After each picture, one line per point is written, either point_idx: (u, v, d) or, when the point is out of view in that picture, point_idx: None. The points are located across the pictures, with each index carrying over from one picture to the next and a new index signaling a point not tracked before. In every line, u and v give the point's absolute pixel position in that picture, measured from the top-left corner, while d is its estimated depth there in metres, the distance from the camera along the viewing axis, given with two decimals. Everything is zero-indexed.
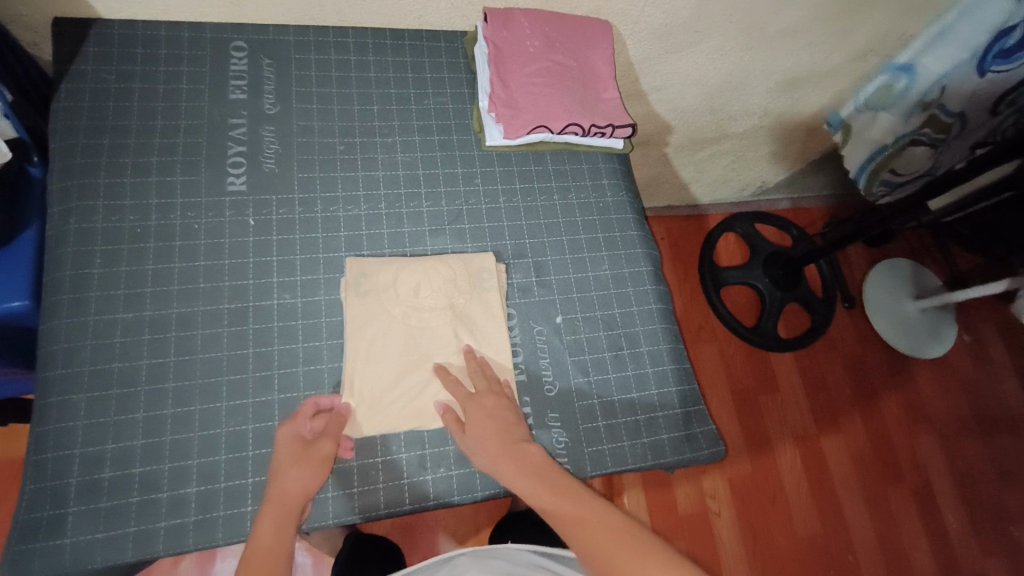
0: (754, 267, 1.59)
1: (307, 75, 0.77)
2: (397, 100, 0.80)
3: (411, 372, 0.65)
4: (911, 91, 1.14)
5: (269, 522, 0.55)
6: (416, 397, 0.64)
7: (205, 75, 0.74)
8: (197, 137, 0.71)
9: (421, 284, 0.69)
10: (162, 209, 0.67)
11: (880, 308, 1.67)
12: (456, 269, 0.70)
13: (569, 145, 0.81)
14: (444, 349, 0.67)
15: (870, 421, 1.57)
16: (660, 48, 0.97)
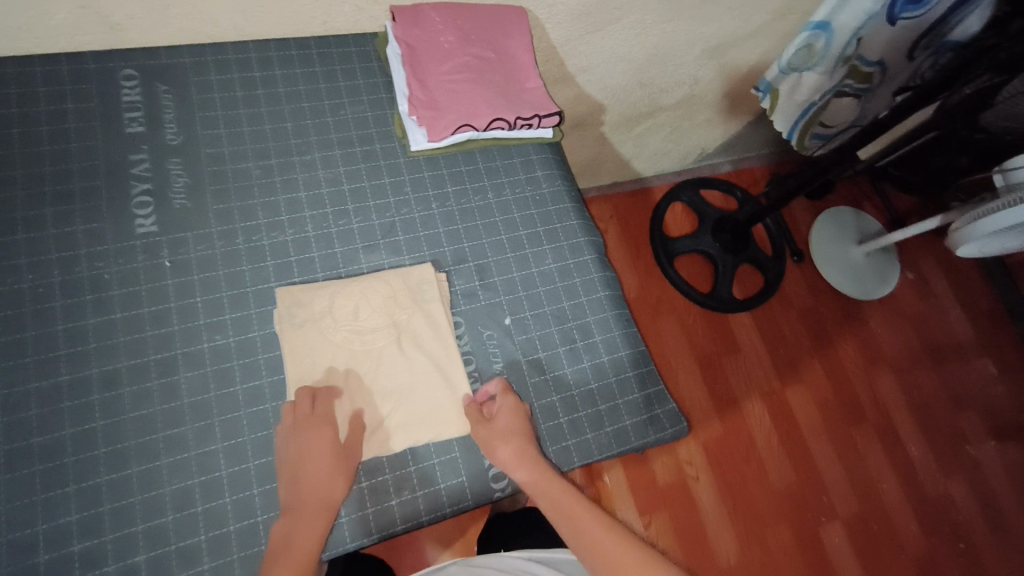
0: (702, 235, 1.62)
1: (211, 98, 0.73)
2: (312, 113, 0.76)
3: (362, 397, 0.63)
4: (831, 48, 1.14)
5: (304, 522, 0.55)
6: (370, 423, 0.63)
7: (95, 110, 0.69)
8: (95, 180, 0.66)
9: (359, 305, 0.66)
10: (65, 264, 0.62)
11: (827, 258, 1.73)
12: (394, 285, 0.68)
13: (497, 140, 0.79)
14: (392, 369, 0.65)
15: (828, 367, 1.64)
16: (581, 27, 0.95)
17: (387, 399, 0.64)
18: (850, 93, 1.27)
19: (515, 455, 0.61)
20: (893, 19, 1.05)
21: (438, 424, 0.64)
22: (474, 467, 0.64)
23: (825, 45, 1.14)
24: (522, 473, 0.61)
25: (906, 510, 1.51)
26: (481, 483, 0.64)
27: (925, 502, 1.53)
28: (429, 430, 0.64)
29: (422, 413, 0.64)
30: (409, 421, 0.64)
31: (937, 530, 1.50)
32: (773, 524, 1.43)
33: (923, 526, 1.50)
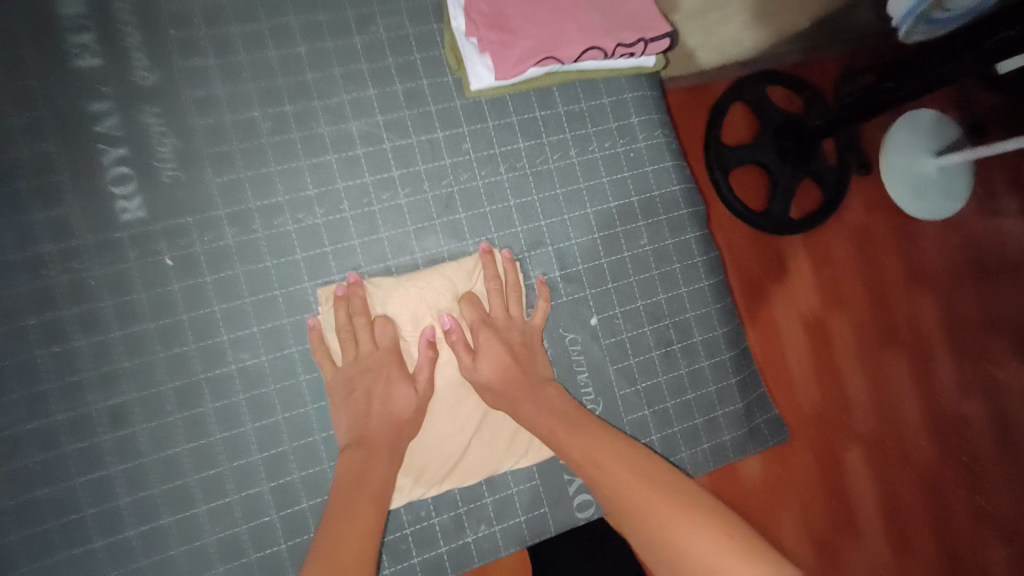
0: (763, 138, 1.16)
1: (187, 9, 0.51)
2: (332, 30, 0.54)
3: (432, 421, 0.54)
4: None
5: (383, 457, 0.49)
6: (444, 452, 0.53)
7: (25, 33, 0.48)
8: (46, 142, 0.48)
9: (419, 312, 0.54)
10: (32, 266, 0.47)
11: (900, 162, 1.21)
12: (456, 283, 0.55)
13: (583, 72, 0.58)
14: (449, 386, 0.54)
15: (887, 283, 1.22)
16: None
17: (456, 425, 0.54)
18: None
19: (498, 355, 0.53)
20: None
21: (517, 450, 0.55)
22: (558, 495, 0.57)
23: None
24: (486, 372, 0.53)
25: (966, 457, 1.16)
26: (565, 511, 0.57)
27: (984, 445, 1.16)
28: (506, 458, 0.55)
29: (498, 437, 0.55)
30: (486, 450, 0.54)
31: (1005, 481, 1.15)
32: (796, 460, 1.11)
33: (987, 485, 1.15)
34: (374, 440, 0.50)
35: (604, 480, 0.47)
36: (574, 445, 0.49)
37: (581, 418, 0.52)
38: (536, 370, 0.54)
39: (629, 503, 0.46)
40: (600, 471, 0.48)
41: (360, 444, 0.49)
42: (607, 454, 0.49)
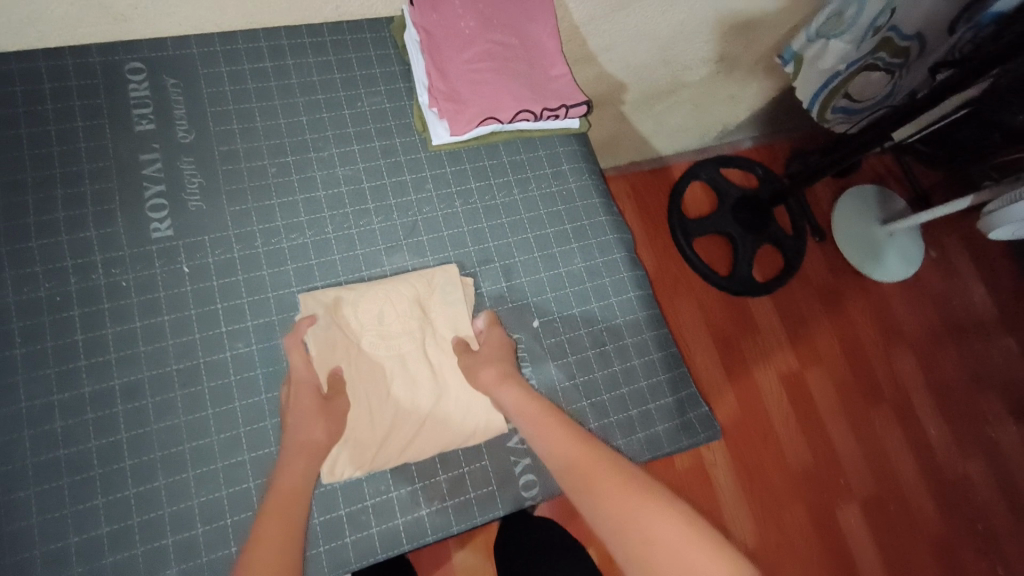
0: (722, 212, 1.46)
1: (222, 92, 0.69)
2: (327, 106, 0.72)
3: (392, 403, 0.62)
4: (861, 16, 1.10)
5: (298, 470, 0.53)
6: (403, 430, 0.61)
7: (103, 107, 0.65)
8: (106, 182, 0.63)
9: (384, 310, 0.64)
10: (81, 270, 0.60)
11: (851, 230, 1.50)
12: (418, 288, 0.66)
13: (521, 131, 0.75)
14: (408, 375, 0.63)
15: (849, 344, 1.43)
16: (602, 3, 0.93)
17: (411, 403, 0.63)
18: (881, 67, 1.22)
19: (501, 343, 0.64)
20: None
21: (467, 431, 0.63)
22: (504, 476, 0.64)
23: (856, 13, 1.10)
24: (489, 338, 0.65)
25: (936, 499, 1.33)
26: (512, 492, 0.63)
27: (945, 486, 1.34)
28: (460, 438, 0.63)
29: (451, 419, 0.63)
30: (438, 429, 0.62)
31: (973, 527, 1.32)
32: (787, 505, 1.26)
33: (954, 522, 1.32)
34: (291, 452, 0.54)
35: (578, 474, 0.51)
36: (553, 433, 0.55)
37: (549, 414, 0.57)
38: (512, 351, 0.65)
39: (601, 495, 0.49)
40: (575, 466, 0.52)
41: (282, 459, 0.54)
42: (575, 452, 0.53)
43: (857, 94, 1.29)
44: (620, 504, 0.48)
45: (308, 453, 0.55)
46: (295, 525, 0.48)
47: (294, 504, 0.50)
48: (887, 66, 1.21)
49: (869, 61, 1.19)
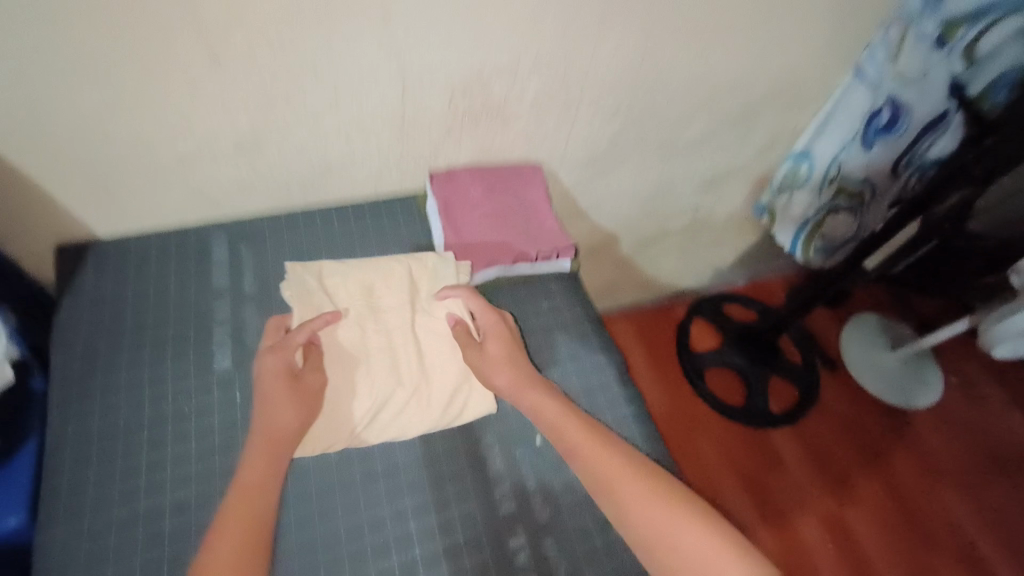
0: (727, 349, 1.76)
1: (279, 252, 0.86)
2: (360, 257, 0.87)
3: (381, 377, 0.77)
4: (814, 171, 1.32)
5: (260, 463, 0.65)
6: (388, 405, 0.75)
7: (190, 268, 0.83)
8: (185, 327, 0.78)
9: (376, 283, 0.83)
10: (154, 400, 0.72)
11: (860, 361, 1.81)
12: (410, 266, 0.85)
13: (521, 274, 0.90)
14: (382, 372, 0.77)
15: (886, 488, 1.62)
16: (588, 170, 1.14)
17: (384, 394, 0.76)
18: (844, 209, 1.37)
19: (496, 335, 0.78)
20: (870, 146, 1.22)
21: (450, 415, 0.76)
22: None
23: (809, 169, 1.32)
24: (490, 337, 0.78)
25: None
26: None
27: None
28: (438, 420, 0.75)
29: (431, 408, 0.76)
30: (417, 420, 0.75)
31: None
32: None
33: None
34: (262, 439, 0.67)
35: (606, 480, 0.66)
36: (557, 416, 0.71)
37: (572, 414, 0.71)
38: (518, 334, 0.80)
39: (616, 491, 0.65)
40: (603, 473, 0.66)
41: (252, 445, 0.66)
42: (604, 460, 0.67)
43: (830, 233, 1.43)
44: (647, 511, 0.63)
45: (270, 453, 0.66)
46: (255, 517, 0.61)
47: (256, 499, 0.62)
48: (851, 207, 1.36)
49: (832, 205, 1.37)
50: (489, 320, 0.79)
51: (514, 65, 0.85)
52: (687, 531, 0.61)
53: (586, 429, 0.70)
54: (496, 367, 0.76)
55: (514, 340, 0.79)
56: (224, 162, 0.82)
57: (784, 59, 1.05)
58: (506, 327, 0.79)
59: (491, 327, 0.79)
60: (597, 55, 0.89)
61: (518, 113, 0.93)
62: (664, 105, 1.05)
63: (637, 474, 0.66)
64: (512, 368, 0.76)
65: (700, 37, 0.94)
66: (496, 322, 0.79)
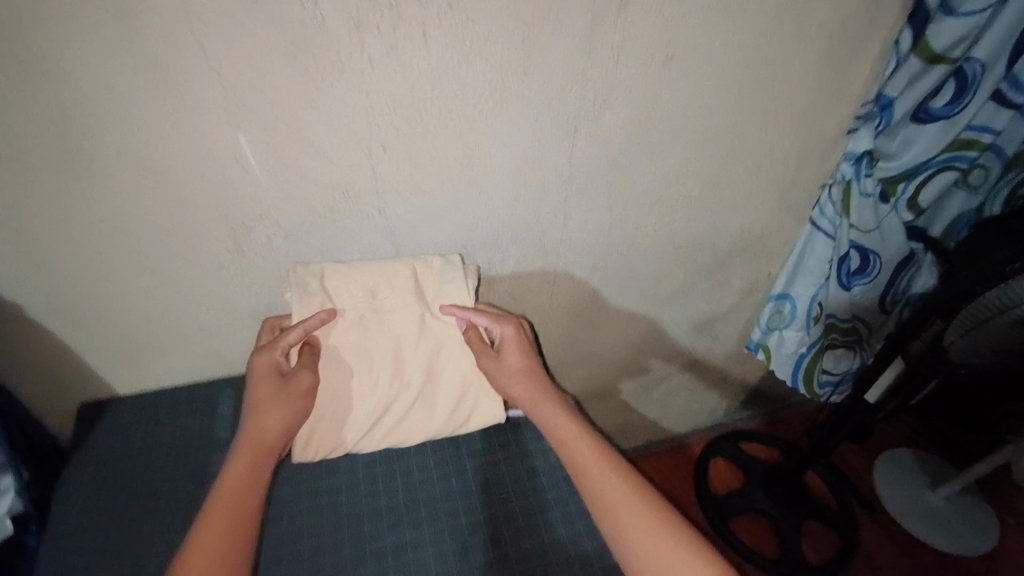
0: (754, 491, 1.67)
1: None
2: None
3: (387, 382, 0.93)
4: (798, 309, 1.37)
5: (233, 476, 0.76)
6: (393, 408, 0.94)
7: (198, 425, 0.92)
8: (182, 482, 0.85)
9: (378, 286, 0.91)
10: (140, 558, 0.76)
11: (903, 505, 1.66)
12: (413, 269, 0.92)
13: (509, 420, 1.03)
14: (387, 376, 0.93)
15: None
16: (576, 321, 1.24)
17: (382, 394, 0.93)
18: (840, 344, 1.38)
19: (518, 351, 0.94)
20: (849, 287, 1.27)
21: (456, 420, 0.96)
22: None
23: (791, 308, 1.38)
24: (511, 354, 0.94)
25: None
26: None
27: None
28: (441, 425, 0.96)
29: (436, 412, 0.95)
30: (421, 419, 0.95)
31: None
32: None
33: None
34: (246, 441, 0.80)
35: (615, 504, 0.77)
36: (558, 420, 0.88)
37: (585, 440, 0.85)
38: (529, 343, 0.97)
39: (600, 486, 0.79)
40: (609, 497, 0.78)
41: (239, 450, 0.79)
42: (614, 487, 0.79)
43: (834, 368, 1.42)
44: (646, 542, 0.73)
45: (243, 462, 0.78)
46: (232, 523, 0.73)
47: (232, 509, 0.74)
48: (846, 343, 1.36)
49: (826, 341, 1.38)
50: (509, 339, 0.95)
51: (496, 243, 0.99)
52: (682, 565, 0.71)
53: (598, 454, 0.83)
54: (513, 376, 0.93)
55: (529, 352, 0.95)
56: (245, 334, 0.96)
57: (739, 222, 1.19)
58: (522, 337, 0.96)
59: (513, 346, 0.94)
60: (569, 230, 1.03)
61: (503, 278, 1.07)
62: (638, 265, 1.17)
63: (639, 503, 0.77)
64: (527, 378, 0.93)
65: (659, 212, 1.08)
66: (518, 343, 0.95)
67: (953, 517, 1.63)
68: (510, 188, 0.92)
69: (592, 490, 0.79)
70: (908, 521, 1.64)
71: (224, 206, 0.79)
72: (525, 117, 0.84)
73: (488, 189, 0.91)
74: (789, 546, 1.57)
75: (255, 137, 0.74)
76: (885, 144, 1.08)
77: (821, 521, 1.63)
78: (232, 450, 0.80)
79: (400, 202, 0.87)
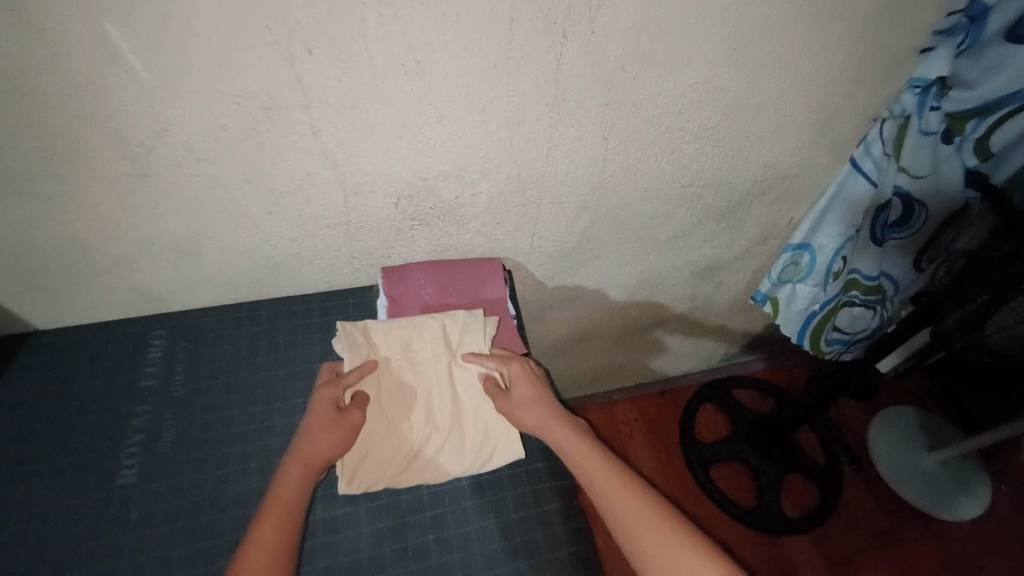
0: (738, 441, 1.61)
1: (219, 352, 0.86)
2: (302, 360, 0.87)
3: (422, 422, 0.82)
4: (816, 263, 1.21)
5: (286, 490, 0.69)
6: (428, 447, 0.81)
7: (121, 366, 0.83)
8: (97, 432, 0.76)
9: (413, 339, 0.86)
10: (46, 515, 0.70)
11: (892, 464, 1.60)
12: (444, 325, 0.87)
13: None
14: (425, 415, 0.83)
15: None
16: (560, 263, 1.09)
17: (426, 431, 0.81)
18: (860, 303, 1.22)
19: (528, 385, 0.83)
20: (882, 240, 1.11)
21: (483, 455, 0.80)
22: None
23: (810, 260, 1.21)
24: (519, 387, 0.83)
25: None
26: None
27: None
28: (473, 462, 0.80)
29: (468, 448, 0.81)
30: (454, 457, 0.80)
31: None
32: None
33: None
34: (297, 459, 0.72)
35: (643, 532, 0.70)
36: (571, 445, 0.78)
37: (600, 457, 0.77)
38: (541, 377, 0.86)
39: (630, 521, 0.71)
40: (634, 521, 0.70)
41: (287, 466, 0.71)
42: (637, 510, 0.71)
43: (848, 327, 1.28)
44: (680, 570, 0.67)
45: (294, 477, 0.70)
46: (280, 546, 0.64)
47: (279, 529, 0.65)
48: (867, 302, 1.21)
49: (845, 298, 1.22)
50: (518, 375, 0.84)
51: (462, 173, 0.82)
52: None
53: (616, 475, 0.75)
54: (525, 407, 0.81)
55: (544, 387, 0.84)
56: (166, 267, 0.84)
57: (762, 159, 0.99)
58: (530, 372, 0.85)
59: (529, 380, 0.84)
60: (552, 162, 0.85)
61: (472, 214, 0.90)
62: (634, 203, 1.00)
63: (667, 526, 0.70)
64: (540, 404, 0.82)
65: (665, 142, 0.89)
66: (526, 376, 0.84)
67: (942, 478, 1.57)
68: (478, 109, 0.74)
69: (617, 515, 0.71)
70: (892, 477, 1.59)
71: (108, 121, 0.64)
72: (494, 15, 0.64)
73: (450, 108, 0.73)
74: (767, 499, 1.52)
75: (127, 28, 0.56)
76: (966, 66, 0.86)
77: (804, 474, 1.58)
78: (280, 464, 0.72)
79: (339, 121, 0.70)
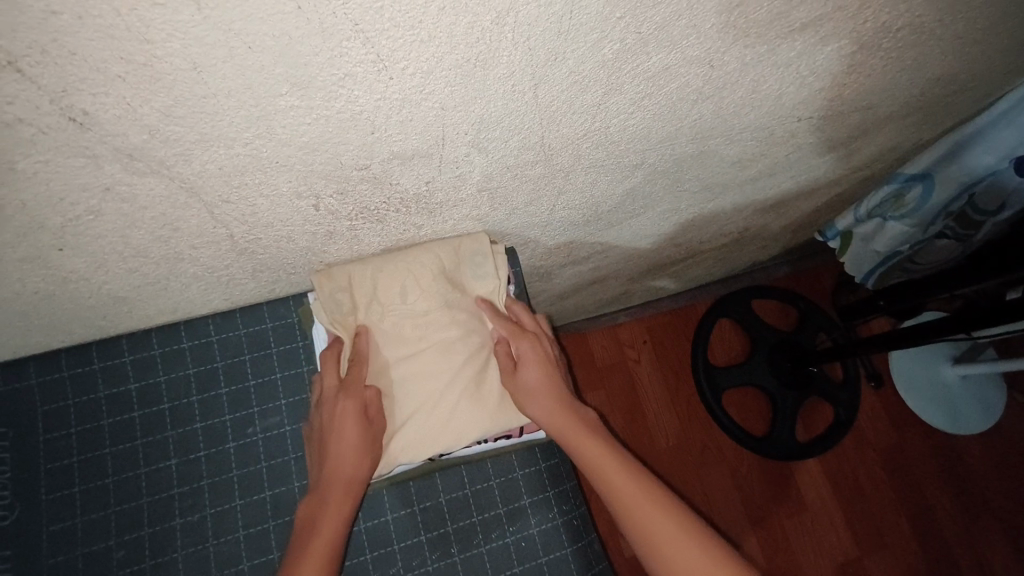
0: (754, 363, 1.31)
1: (61, 439, 0.56)
2: (206, 440, 0.58)
3: (429, 377, 0.56)
4: (928, 201, 0.87)
5: (326, 519, 0.51)
6: (445, 404, 0.56)
7: None
8: None
9: (410, 284, 0.57)
10: None
11: (910, 377, 1.37)
12: (447, 260, 0.57)
13: (463, 457, 0.61)
14: (436, 368, 0.57)
15: (919, 529, 1.29)
16: (586, 228, 0.72)
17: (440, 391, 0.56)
18: (950, 236, 0.94)
19: (540, 368, 0.57)
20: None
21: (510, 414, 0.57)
22: None
23: (921, 197, 0.86)
24: (528, 371, 0.57)
25: None
26: None
27: None
28: (500, 422, 0.57)
29: (488, 401, 0.57)
30: (472, 416, 0.56)
31: None
32: None
33: None
34: (330, 481, 0.52)
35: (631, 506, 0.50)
36: (541, 409, 0.56)
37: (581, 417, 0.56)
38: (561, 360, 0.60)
39: (636, 509, 0.50)
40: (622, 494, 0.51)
41: (324, 487, 0.52)
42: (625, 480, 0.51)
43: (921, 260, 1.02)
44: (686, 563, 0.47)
45: (333, 506, 0.51)
46: None
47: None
48: (958, 237, 0.93)
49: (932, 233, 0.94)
50: (530, 359, 0.57)
51: (439, 149, 0.42)
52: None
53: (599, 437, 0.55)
54: (532, 394, 0.56)
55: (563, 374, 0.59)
56: None
57: (933, 71, 0.59)
58: (548, 349, 0.58)
59: (547, 368, 0.57)
60: (604, 114, 0.45)
61: (457, 199, 0.51)
62: (718, 149, 0.60)
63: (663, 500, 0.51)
64: (551, 386, 0.57)
65: (811, 60, 0.48)
66: (541, 360, 0.57)
67: (963, 396, 1.36)
68: (476, 38, 0.32)
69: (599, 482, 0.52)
70: (911, 398, 1.35)
71: None
72: None
73: (405, 40, 0.31)
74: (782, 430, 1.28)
75: None
76: None
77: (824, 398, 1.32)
78: (314, 491, 0.53)
79: (121, 86, 0.29)
